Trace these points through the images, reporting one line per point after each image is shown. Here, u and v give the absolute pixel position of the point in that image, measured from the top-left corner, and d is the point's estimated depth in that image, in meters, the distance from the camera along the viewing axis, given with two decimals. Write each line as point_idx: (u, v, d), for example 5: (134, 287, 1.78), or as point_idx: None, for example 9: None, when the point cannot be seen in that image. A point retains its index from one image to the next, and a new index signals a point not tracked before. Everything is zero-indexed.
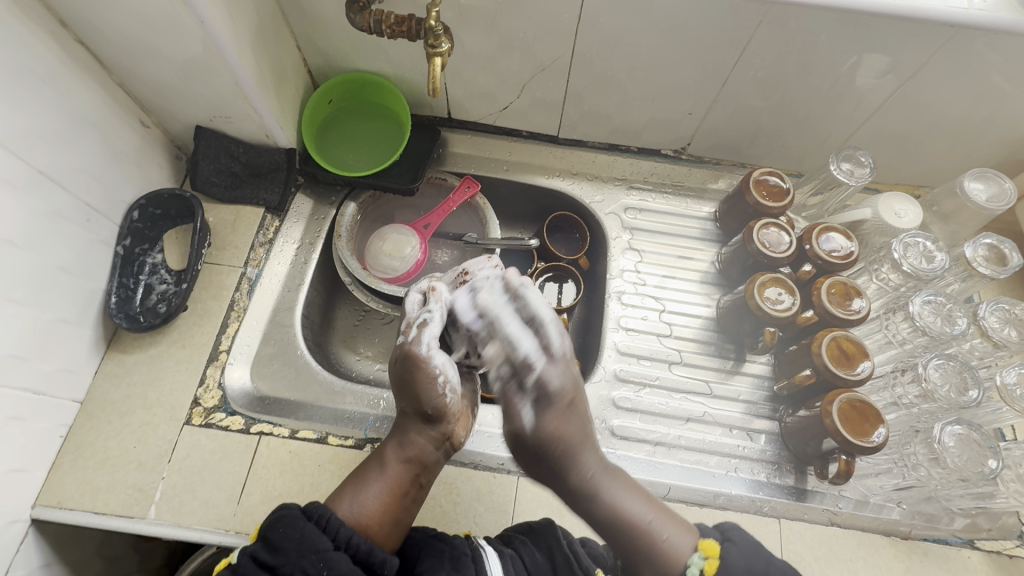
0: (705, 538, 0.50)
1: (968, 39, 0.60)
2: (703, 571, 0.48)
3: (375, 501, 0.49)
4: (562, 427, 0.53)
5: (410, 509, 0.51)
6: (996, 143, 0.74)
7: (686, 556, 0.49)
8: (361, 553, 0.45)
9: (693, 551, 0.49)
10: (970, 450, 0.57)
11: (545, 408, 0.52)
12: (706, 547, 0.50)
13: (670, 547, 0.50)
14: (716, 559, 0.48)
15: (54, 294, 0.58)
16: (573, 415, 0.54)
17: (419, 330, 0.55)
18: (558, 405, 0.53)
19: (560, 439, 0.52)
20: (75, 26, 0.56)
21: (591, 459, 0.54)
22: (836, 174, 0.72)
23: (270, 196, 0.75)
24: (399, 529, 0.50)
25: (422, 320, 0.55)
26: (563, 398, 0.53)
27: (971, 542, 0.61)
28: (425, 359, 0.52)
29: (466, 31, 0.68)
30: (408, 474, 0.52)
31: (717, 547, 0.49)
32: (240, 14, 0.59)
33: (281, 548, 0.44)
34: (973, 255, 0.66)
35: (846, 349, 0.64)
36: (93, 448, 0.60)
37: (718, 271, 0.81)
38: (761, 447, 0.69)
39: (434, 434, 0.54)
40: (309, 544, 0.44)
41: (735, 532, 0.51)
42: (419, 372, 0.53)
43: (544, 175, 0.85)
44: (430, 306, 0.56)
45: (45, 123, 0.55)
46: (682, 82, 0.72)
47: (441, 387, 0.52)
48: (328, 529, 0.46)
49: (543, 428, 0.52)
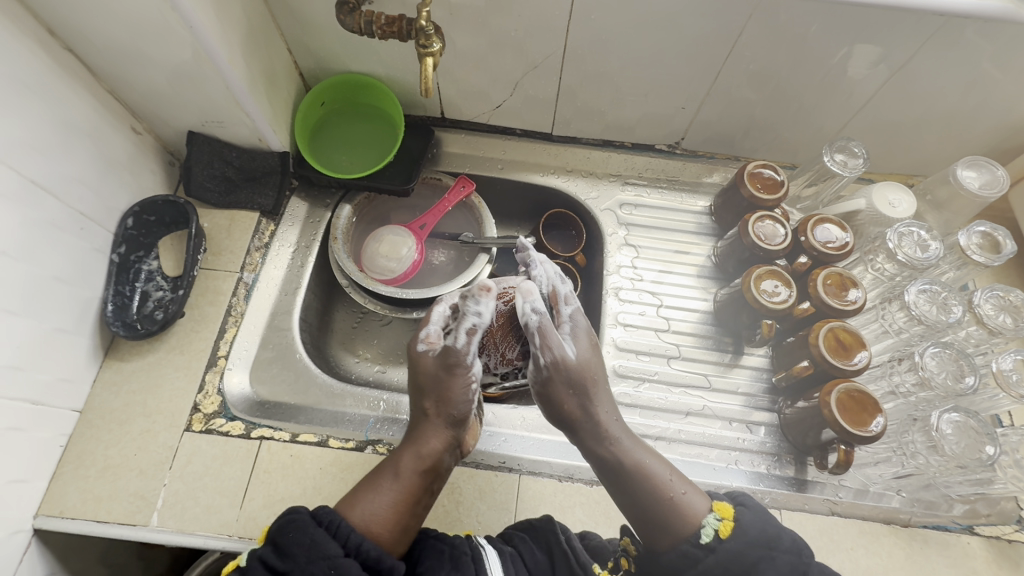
0: (719, 501, 0.50)
1: (958, 27, 0.60)
2: (716, 531, 0.47)
3: (389, 509, 0.49)
4: (591, 364, 0.53)
5: (420, 516, 0.51)
6: (988, 130, 0.74)
7: (700, 517, 0.49)
8: (371, 560, 0.45)
9: (710, 512, 0.49)
10: (967, 437, 0.58)
11: (579, 343, 0.55)
12: (720, 509, 0.49)
13: (687, 504, 0.49)
14: (731, 520, 0.48)
15: (51, 303, 0.58)
16: (598, 355, 0.56)
17: (469, 336, 0.53)
18: (589, 336, 0.56)
19: (594, 376, 0.53)
20: (63, 33, 0.56)
21: (612, 409, 0.54)
22: (829, 165, 0.72)
23: (265, 200, 0.75)
24: (409, 536, 0.50)
25: (473, 325, 0.53)
26: (594, 335, 0.57)
27: (970, 528, 0.62)
28: (469, 368, 0.53)
29: (457, 29, 0.68)
30: (422, 482, 0.52)
31: (731, 510, 0.49)
32: (229, 18, 0.59)
33: (290, 552, 0.44)
34: (967, 243, 0.66)
35: (843, 340, 0.65)
36: (94, 457, 0.60)
37: (714, 265, 0.81)
38: (761, 439, 0.69)
39: (450, 441, 0.54)
40: (319, 550, 0.44)
41: (746, 497, 0.50)
42: (455, 377, 0.53)
43: (538, 173, 0.85)
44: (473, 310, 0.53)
45: (36, 132, 0.55)
46: (675, 76, 0.72)
47: (471, 393, 0.54)
48: (338, 535, 0.46)
49: (580, 361, 0.53)
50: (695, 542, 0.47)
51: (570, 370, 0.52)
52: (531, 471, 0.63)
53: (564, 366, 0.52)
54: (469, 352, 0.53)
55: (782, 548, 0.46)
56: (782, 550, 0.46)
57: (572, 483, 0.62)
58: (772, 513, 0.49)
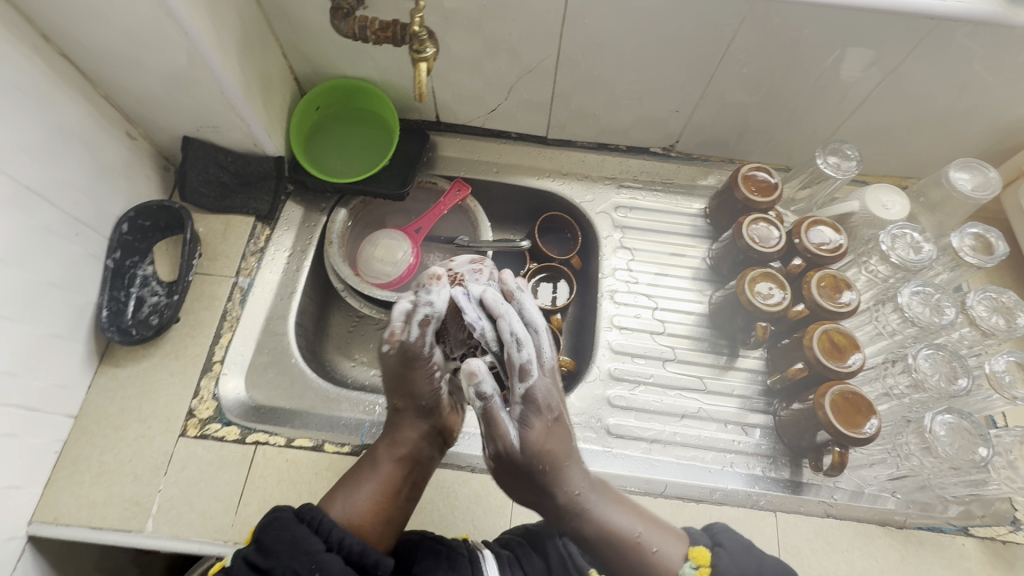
0: (695, 546, 0.51)
1: (949, 31, 0.60)
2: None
3: (368, 500, 0.50)
4: (551, 443, 0.52)
5: (403, 507, 0.52)
6: (981, 131, 0.74)
7: (677, 566, 0.50)
8: (354, 553, 0.45)
9: (686, 560, 0.50)
10: (961, 439, 0.58)
11: (532, 418, 0.52)
12: (697, 554, 0.51)
13: (660, 560, 0.51)
14: (707, 567, 0.49)
15: (45, 309, 0.58)
16: (558, 430, 0.53)
17: (422, 329, 0.53)
18: (543, 418, 0.52)
19: (554, 451, 0.52)
20: (57, 40, 0.56)
21: (578, 480, 0.53)
22: (823, 167, 0.73)
23: (260, 205, 0.75)
24: (393, 527, 0.51)
25: (424, 316, 0.52)
26: (551, 412, 0.53)
27: (965, 530, 0.62)
28: (428, 359, 0.54)
29: (451, 34, 0.68)
30: (401, 472, 0.53)
31: (708, 555, 0.50)
32: (223, 24, 0.59)
33: (273, 550, 0.44)
34: (960, 244, 0.66)
35: (837, 342, 0.65)
36: (89, 463, 0.60)
37: (710, 267, 0.81)
38: (756, 441, 0.69)
39: (427, 429, 0.56)
40: (301, 546, 0.44)
41: (725, 537, 0.52)
42: (419, 371, 0.54)
43: (533, 176, 0.85)
44: (431, 300, 0.52)
45: (31, 138, 0.55)
46: (668, 80, 0.72)
47: (438, 382, 0.55)
48: (320, 530, 0.46)
49: (531, 444, 0.51)
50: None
51: (520, 454, 0.51)
52: None
53: (511, 453, 0.51)
54: (424, 345, 0.53)
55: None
56: None
57: None
58: (754, 548, 0.51)
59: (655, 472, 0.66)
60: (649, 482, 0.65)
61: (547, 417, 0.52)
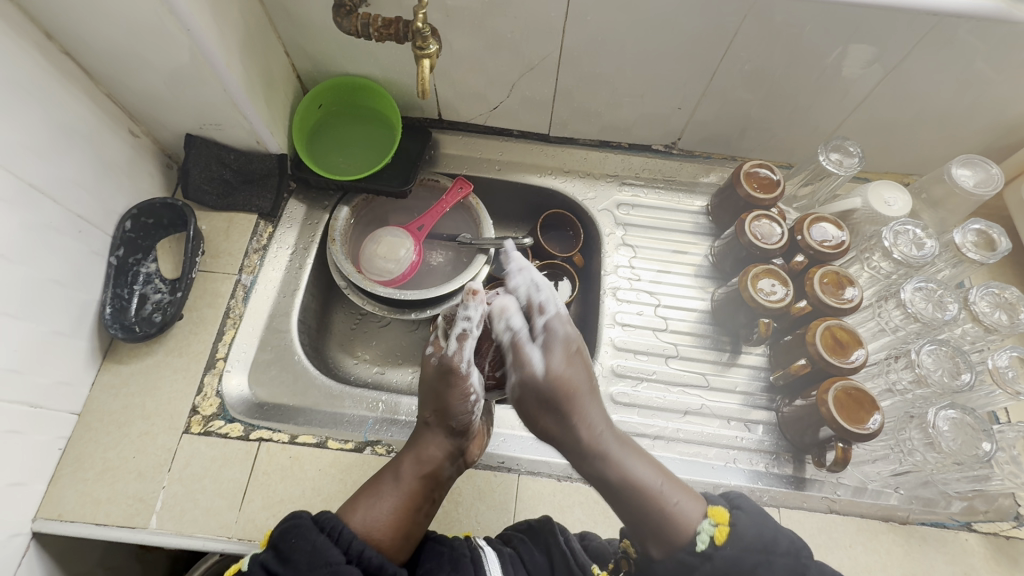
0: (715, 506, 0.50)
1: (950, 27, 0.60)
2: (712, 538, 0.47)
3: (389, 514, 0.50)
4: (569, 371, 0.54)
5: (423, 522, 0.52)
6: (982, 128, 0.75)
7: (696, 523, 0.49)
8: (373, 567, 0.45)
9: (704, 519, 0.49)
10: (964, 434, 0.58)
11: (552, 350, 0.55)
12: (715, 513, 0.49)
13: (679, 513, 0.49)
14: (726, 526, 0.48)
15: (50, 305, 0.58)
16: (578, 361, 0.56)
17: (459, 344, 0.53)
18: (565, 347, 0.55)
19: (571, 386, 0.53)
20: (60, 37, 0.56)
21: (598, 417, 0.54)
22: (825, 164, 0.73)
23: (263, 203, 0.75)
24: (413, 542, 0.50)
25: (462, 330, 0.54)
26: (571, 344, 0.56)
27: (969, 525, 0.62)
28: (465, 377, 0.53)
29: (453, 31, 0.68)
30: (423, 490, 0.53)
31: (726, 514, 0.49)
32: (226, 21, 0.59)
33: (292, 559, 0.44)
34: (962, 240, 0.66)
35: (840, 338, 0.65)
36: (92, 460, 0.60)
37: (712, 264, 0.81)
38: (759, 438, 0.69)
39: (452, 449, 0.55)
40: (320, 557, 0.44)
41: (743, 500, 0.51)
42: (456, 387, 0.53)
43: (536, 173, 0.85)
44: (468, 313, 0.55)
45: (34, 136, 0.55)
46: (670, 77, 0.72)
47: (470, 405, 0.54)
48: (340, 541, 0.46)
49: (553, 370, 0.54)
50: (690, 549, 0.47)
51: (540, 380, 0.53)
52: (530, 471, 0.63)
53: (534, 380, 0.53)
54: (463, 361, 0.53)
55: (778, 552, 0.46)
56: (778, 554, 0.46)
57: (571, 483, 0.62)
58: (770, 515, 0.49)
59: None
60: None
61: (566, 349, 0.55)
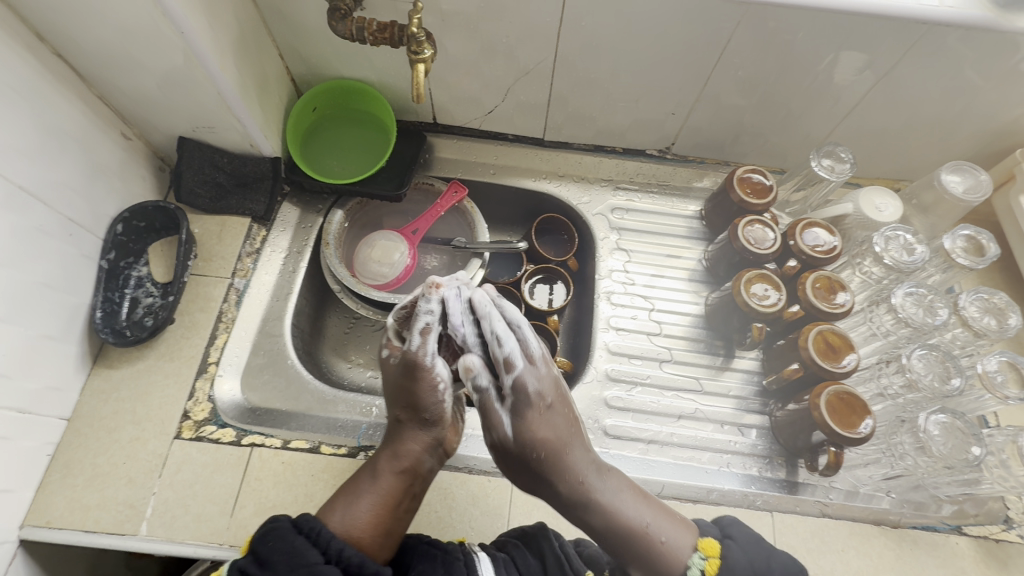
0: (705, 538, 0.51)
1: (939, 36, 0.61)
2: (703, 571, 0.48)
3: (368, 512, 0.50)
4: (544, 430, 0.52)
5: (403, 520, 0.52)
6: (971, 135, 0.75)
7: (687, 557, 0.49)
8: (353, 566, 0.44)
9: (694, 552, 0.50)
10: (954, 438, 0.58)
11: (522, 411, 0.52)
12: (706, 546, 0.50)
13: (669, 549, 0.49)
14: (717, 559, 0.48)
15: (39, 309, 0.58)
16: (554, 412, 0.53)
17: (421, 337, 0.53)
18: (537, 403, 0.52)
19: (550, 442, 0.52)
20: (52, 39, 0.56)
21: (582, 458, 0.53)
22: (817, 170, 0.73)
23: (256, 206, 0.75)
24: (394, 540, 0.50)
25: (426, 325, 0.52)
26: (545, 397, 0.53)
27: (958, 528, 0.62)
28: (430, 369, 0.53)
29: (448, 36, 0.68)
30: (402, 485, 0.52)
31: (717, 546, 0.49)
32: (219, 23, 0.59)
33: (271, 562, 0.43)
34: (951, 246, 0.67)
35: (832, 342, 0.65)
36: (82, 466, 0.59)
37: (705, 269, 0.82)
38: (752, 442, 0.70)
39: (429, 441, 0.55)
40: (299, 558, 0.44)
41: (734, 529, 0.51)
42: (422, 381, 0.53)
43: (530, 177, 0.85)
44: (430, 306, 0.52)
45: (24, 138, 0.55)
46: (664, 83, 0.73)
47: (441, 394, 0.54)
48: (318, 542, 0.46)
49: (524, 435, 0.52)
50: None
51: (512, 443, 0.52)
52: None
53: (505, 443, 0.53)
54: (426, 353, 0.53)
55: None
56: None
57: None
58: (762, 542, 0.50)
59: (652, 473, 0.66)
60: (646, 483, 0.65)
61: (538, 405, 0.52)
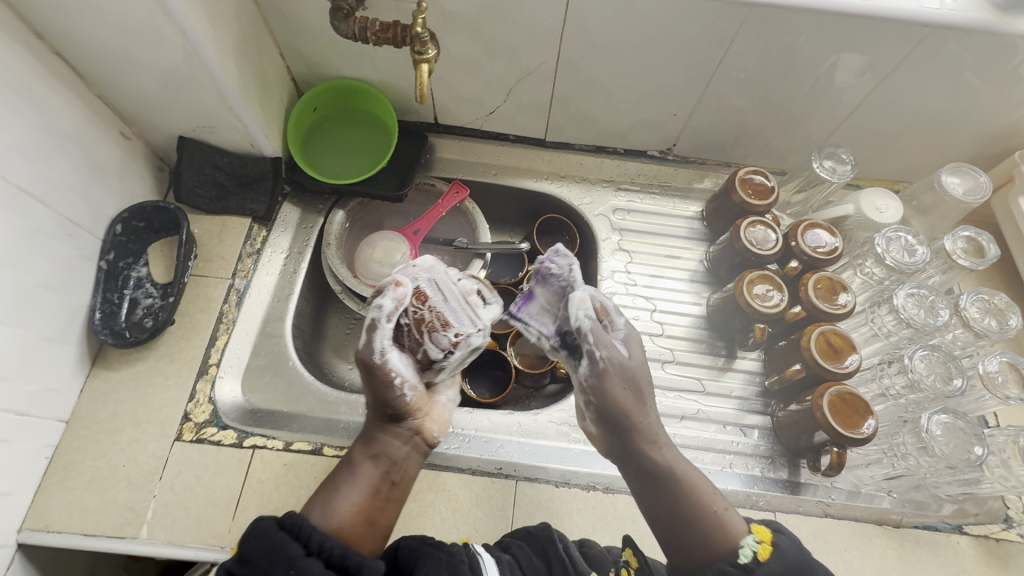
0: (758, 525, 0.46)
1: (940, 39, 0.61)
2: (755, 554, 0.43)
3: (347, 501, 0.47)
4: (646, 371, 0.55)
5: (385, 509, 0.49)
6: (970, 137, 0.76)
7: (739, 536, 0.45)
8: (336, 557, 0.42)
9: (749, 535, 0.45)
10: (956, 438, 0.59)
11: (632, 343, 0.55)
12: (759, 531, 0.45)
13: (725, 519, 0.46)
14: (770, 544, 0.44)
15: (37, 310, 0.57)
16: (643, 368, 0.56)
17: (369, 334, 0.54)
18: (640, 342, 0.57)
19: (648, 381, 0.54)
20: (51, 37, 0.55)
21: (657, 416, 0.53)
22: (818, 171, 0.74)
23: (257, 207, 0.74)
24: (377, 530, 0.48)
25: (373, 320, 0.54)
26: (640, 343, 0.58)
27: (959, 528, 0.63)
28: (381, 364, 0.53)
29: (451, 36, 0.68)
30: (378, 471, 0.51)
31: (768, 533, 0.45)
32: (221, 23, 0.58)
33: (250, 559, 0.41)
34: (952, 247, 0.68)
35: (834, 343, 0.66)
36: (81, 469, 0.59)
37: (706, 270, 0.82)
38: (754, 442, 0.70)
39: (402, 429, 0.54)
40: (280, 554, 0.41)
41: (781, 523, 0.47)
42: (376, 376, 0.53)
43: (532, 178, 0.85)
44: (382, 301, 0.55)
45: (22, 137, 0.54)
46: (666, 85, 0.73)
47: (397, 387, 0.53)
48: (300, 536, 0.43)
49: (632, 365, 0.53)
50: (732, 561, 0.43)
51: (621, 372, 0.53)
52: (528, 477, 0.63)
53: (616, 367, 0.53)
54: (375, 351, 0.53)
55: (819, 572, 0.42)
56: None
57: (569, 489, 0.62)
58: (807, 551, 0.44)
59: None
60: None
61: (642, 347, 0.57)
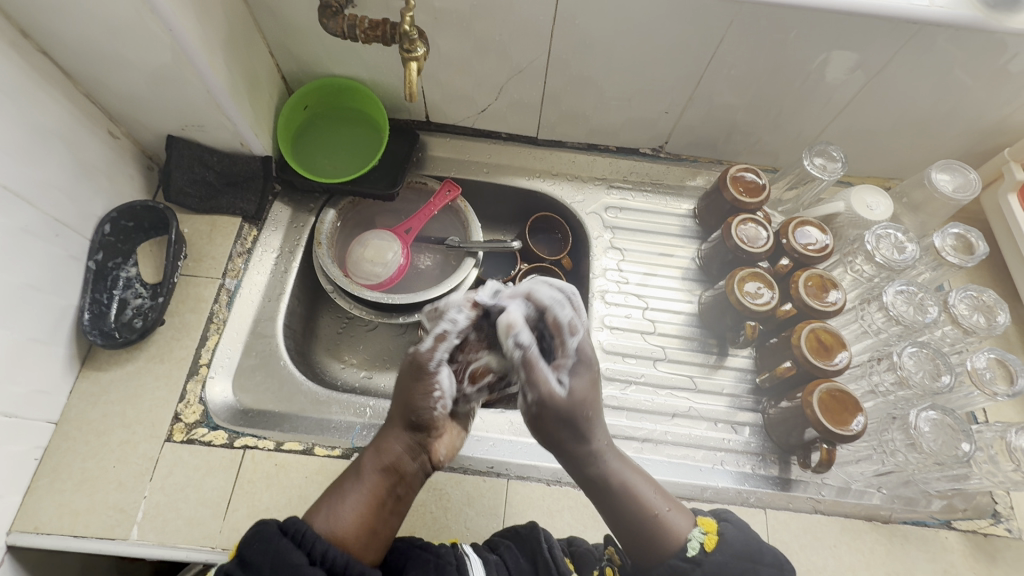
0: (701, 517, 0.52)
1: (929, 36, 0.62)
2: (702, 544, 0.49)
3: (351, 512, 0.48)
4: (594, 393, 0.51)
5: (390, 520, 0.50)
6: (960, 134, 0.76)
7: (685, 532, 0.50)
8: (338, 567, 0.44)
9: (693, 527, 0.51)
10: (944, 435, 0.59)
11: (579, 372, 0.51)
12: (703, 523, 0.51)
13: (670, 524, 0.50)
14: (714, 534, 0.50)
15: (25, 311, 0.57)
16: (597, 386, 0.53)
17: (434, 342, 0.51)
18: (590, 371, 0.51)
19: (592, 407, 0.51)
20: (36, 36, 0.54)
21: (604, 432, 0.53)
22: (809, 168, 0.74)
23: (248, 206, 0.74)
24: (381, 540, 0.49)
25: (442, 331, 0.51)
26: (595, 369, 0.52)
27: (948, 523, 0.63)
28: (433, 375, 0.51)
29: (441, 34, 0.68)
30: (384, 483, 0.50)
31: (714, 524, 0.51)
32: (208, 20, 0.58)
33: (254, 564, 0.43)
34: (942, 244, 0.68)
35: (823, 340, 0.66)
36: (71, 470, 0.58)
37: (699, 267, 0.82)
38: (745, 439, 0.70)
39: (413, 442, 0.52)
40: (284, 559, 0.43)
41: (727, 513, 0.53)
42: (419, 386, 0.51)
43: (524, 176, 0.85)
44: (456, 314, 0.52)
45: (7, 138, 0.53)
46: (657, 82, 0.73)
47: (435, 403, 0.51)
48: (304, 543, 0.45)
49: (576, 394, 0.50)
50: (682, 555, 0.48)
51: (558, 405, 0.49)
52: (519, 475, 0.63)
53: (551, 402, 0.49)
54: (433, 359, 0.51)
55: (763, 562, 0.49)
56: (762, 563, 0.48)
57: (561, 487, 0.62)
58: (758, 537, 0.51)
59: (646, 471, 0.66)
60: None
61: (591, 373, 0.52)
